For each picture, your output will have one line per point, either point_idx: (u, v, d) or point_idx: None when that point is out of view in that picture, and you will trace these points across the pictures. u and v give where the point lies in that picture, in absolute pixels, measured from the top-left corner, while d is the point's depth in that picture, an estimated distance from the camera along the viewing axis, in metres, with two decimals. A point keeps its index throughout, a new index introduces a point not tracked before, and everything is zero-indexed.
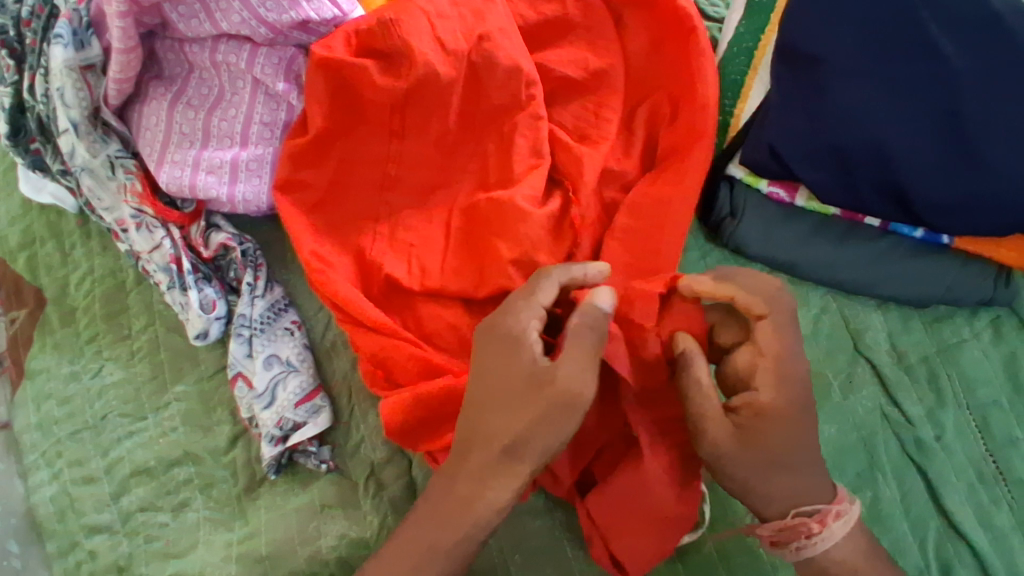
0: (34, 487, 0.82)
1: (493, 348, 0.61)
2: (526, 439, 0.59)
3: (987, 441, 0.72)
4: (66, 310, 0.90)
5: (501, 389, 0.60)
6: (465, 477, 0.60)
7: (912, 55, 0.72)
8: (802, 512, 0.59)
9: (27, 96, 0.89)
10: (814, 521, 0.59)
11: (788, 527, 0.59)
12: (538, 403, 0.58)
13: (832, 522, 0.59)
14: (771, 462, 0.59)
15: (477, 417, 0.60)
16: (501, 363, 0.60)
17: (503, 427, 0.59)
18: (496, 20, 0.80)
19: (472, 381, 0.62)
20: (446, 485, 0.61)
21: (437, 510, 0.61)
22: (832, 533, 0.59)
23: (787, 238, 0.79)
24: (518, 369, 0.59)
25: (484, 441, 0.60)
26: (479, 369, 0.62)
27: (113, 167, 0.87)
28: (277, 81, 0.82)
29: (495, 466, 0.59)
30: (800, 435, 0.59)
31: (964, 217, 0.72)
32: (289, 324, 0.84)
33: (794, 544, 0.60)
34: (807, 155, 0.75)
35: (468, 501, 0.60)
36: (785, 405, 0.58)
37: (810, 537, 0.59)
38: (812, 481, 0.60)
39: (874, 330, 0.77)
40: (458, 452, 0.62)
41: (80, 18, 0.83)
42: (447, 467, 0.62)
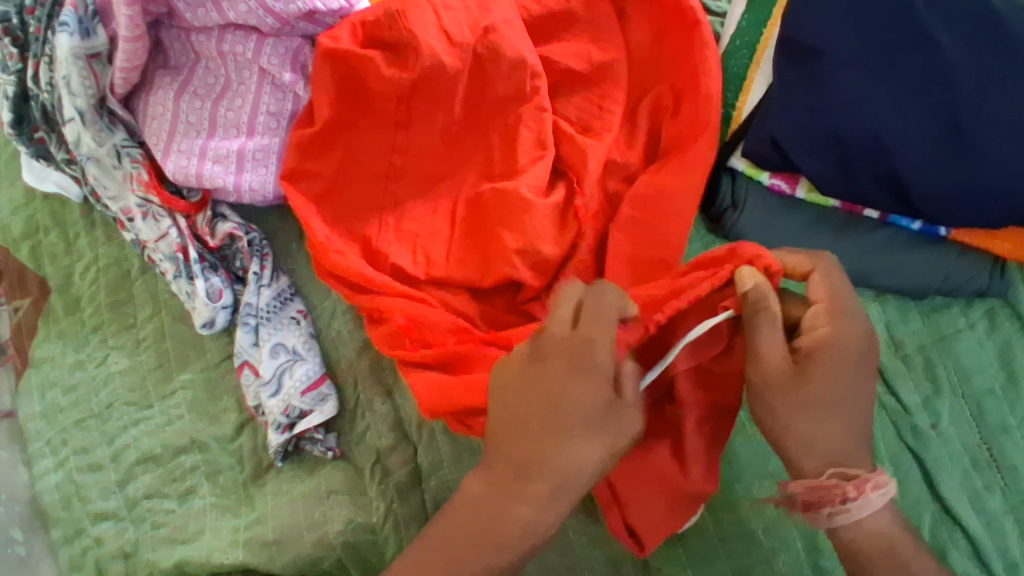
0: (40, 474, 0.84)
1: (573, 372, 0.58)
2: (592, 473, 0.59)
3: (981, 428, 0.73)
4: (71, 299, 0.92)
5: (580, 416, 0.58)
6: (528, 503, 0.58)
7: (912, 48, 0.73)
8: (838, 474, 0.57)
9: (31, 84, 0.90)
10: (850, 485, 0.56)
11: (821, 488, 0.56)
12: (609, 435, 0.58)
13: (870, 492, 0.55)
14: (819, 403, 0.58)
15: (552, 446, 0.58)
16: (577, 393, 0.58)
17: (576, 460, 0.58)
18: (501, 13, 0.81)
19: (539, 402, 0.59)
20: (502, 508, 0.58)
21: (486, 533, 0.58)
22: (869, 501, 0.55)
23: (786, 229, 0.80)
24: (598, 398, 0.58)
25: (555, 471, 0.58)
26: (554, 393, 0.58)
27: (119, 156, 0.87)
28: (284, 72, 0.83)
29: (561, 497, 0.58)
30: (849, 381, 0.58)
31: (959, 208, 0.74)
32: (295, 313, 0.85)
33: (824, 509, 0.56)
34: (807, 146, 0.76)
35: (528, 527, 0.58)
36: (840, 345, 0.58)
37: (846, 503, 0.56)
38: (852, 444, 0.58)
39: (873, 320, 0.78)
40: (516, 477, 0.59)
41: (85, 7, 0.83)
42: (502, 488, 0.59)
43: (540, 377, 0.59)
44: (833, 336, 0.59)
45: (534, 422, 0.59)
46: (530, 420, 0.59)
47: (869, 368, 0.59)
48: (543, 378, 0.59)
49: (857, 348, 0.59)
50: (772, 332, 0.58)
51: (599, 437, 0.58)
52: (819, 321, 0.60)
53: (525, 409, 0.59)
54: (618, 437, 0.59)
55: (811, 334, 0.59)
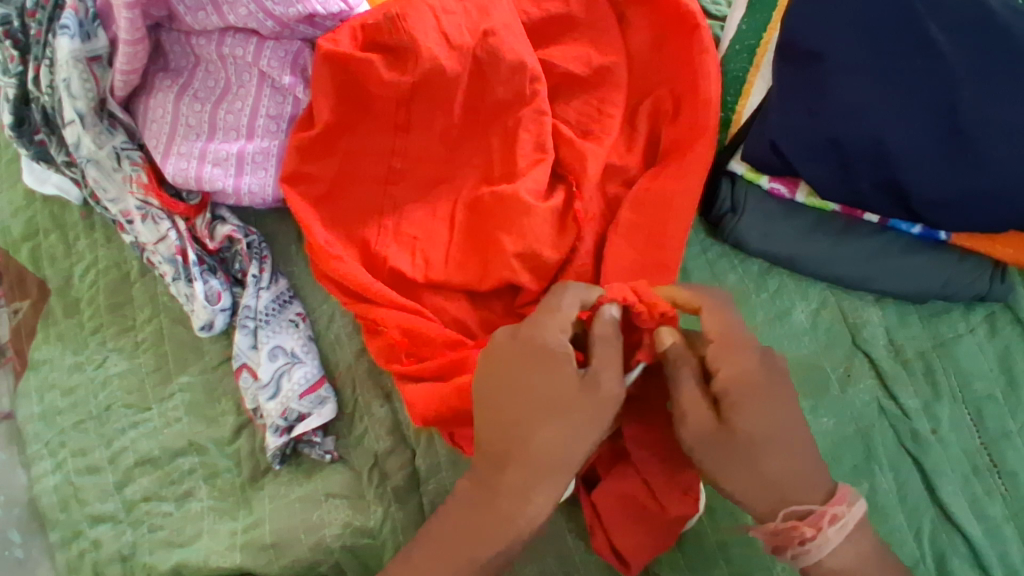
0: (38, 477, 0.84)
1: (527, 359, 0.61)
2: (570, 452, 0.60)
3: (981, 434, 0.73)
4: (70, 301, 0.92)
5: (540, 399, 0.60)
6: (508, 491, 0.59)
7: (914, 52, 0.73)
8: (793, 515, 0.58)
9: (31, 87, 0.90)
10: (807, 525, 0.57)
11: (779, 533, 0.58)
12: (580, 412, 0.60)
13: (828, 527, 0.57)
14: (748, 449, 0.59)
15: (518, 431, 0.60)
16: (535, 377, 0.60)
17: (547, 441, 0.59)
18: (500, 17, 0.81)
19: (507, 392, 0.61)
20: (486, 500, 0.60)
21: (475, 528, 0.60)
22: (827, 538, 0.57)
23: (786, 234, 0.80)
24: (559, 379, 0.60)
25: (529, 455, 0.59)
26: (513, 381, 0.61)
27: (119, 159, 0.87)
28: (284, 75, 0.83)
29: (540, 479, 0.59)
30: (769, 410, 0.60)
31: (959, 213, 0.74)
32: (294, 315, 0.85)
33: (789, 551, 0.58)
34: (807, 151, 0.76)
35: (514, 516, 0.59)
36: (746, 379, 0.60)
37: (804, 543, 0.57)
38: (805, 477, 0.59)
39: (873, 324, 0.78)
40: (496, 469, 0.60)
41: (86, 10, 0.83)
42: (482, 482, 0.60)
43: (498, 370, 0.61)
44: (736, 372, 0.60)
45: (500, 412, 0.61)
46: (495, 411, 0.61)
47: (783, 396, 0.61)
48: (499, 369, 0.62)
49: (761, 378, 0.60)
50: (688, 384, 0.60)
51: (567, 416, 0.60)
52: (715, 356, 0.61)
53: (494, 402, 0.61)
54: (589, 413, 0.60)
55: (719, 375, 0.60)
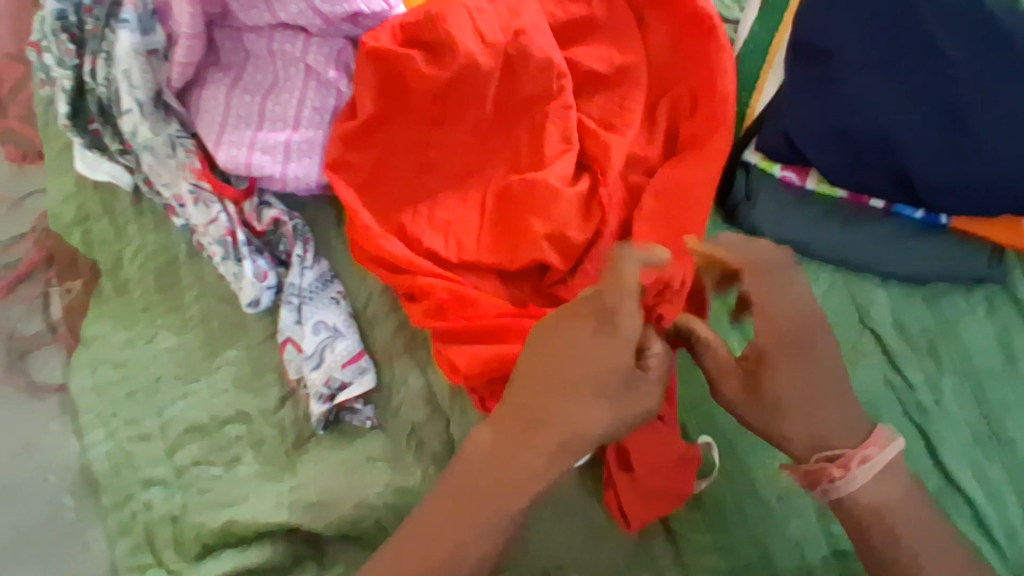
0: (91, 444, 0.89)
1: (596, 332, 0.63)
2: (599, 436, 0.63)
3: (982, 405, 0.78)
4: (120, 281, 0.97)
5: (595, 376, 0.62)
6: (536, 455, 0.63)
7: (914, 46, 0.79)
8: (824, 458, 0.64)
9: (88, 79, 0.98)
10: (836, 466, 0.63)
11: (810, 472, 0.64)
12: (621, 401, 0.63)
13: (855, 467, 0.62)
14: (791, 406, 0.64)
15: (563, 400, 0.63)
16: (596, 352, 0.63)
17: (585, 418, 0.63)
18: (529, 17, 0.87)
19: (563, 361, 0.63)
20: (512, 454, 0.63)
21: (493, 478, 0.63)
22: (854, 477, 0.62)
23: (799, 221, 0.85)
24: (618, 360, 0.63)
25: (565, 426, 0.62)
26: (572, 351, 0.63)
27: (174, 146, 0.93)
28: (329, 69, 0.89)
29: (567, 453, 0.63)
30: (813, 373, 0.64)
31: (959, 198, 0.79)
32: (335, 293, 0.91)
33: (818, 488, 0.64)
34: (815, 141, 0.82)
35: (531, 477, 0.63)
36: (787, 340, 0.64)
37: (833, 482, 0.63)
38: (837, 429, 0.64)
39: (879, 305, 0.83)
40: (530, 428, 0.63)
41: (145, 7, 0.89)
42: (513, 438, 0.63)
43: (560, 335, 0.64)
44: (774, 336, 0.64)
45: (553, 377, 0.63)
46: (548, 375, 0.64)
47: (829, 352, 0.65)
48: (562, 336, 0.64)
49: (801, 338, 0.64)
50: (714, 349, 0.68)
51: (608, 401, 0.63)
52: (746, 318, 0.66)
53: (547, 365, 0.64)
54: (629, 405, 0.63)
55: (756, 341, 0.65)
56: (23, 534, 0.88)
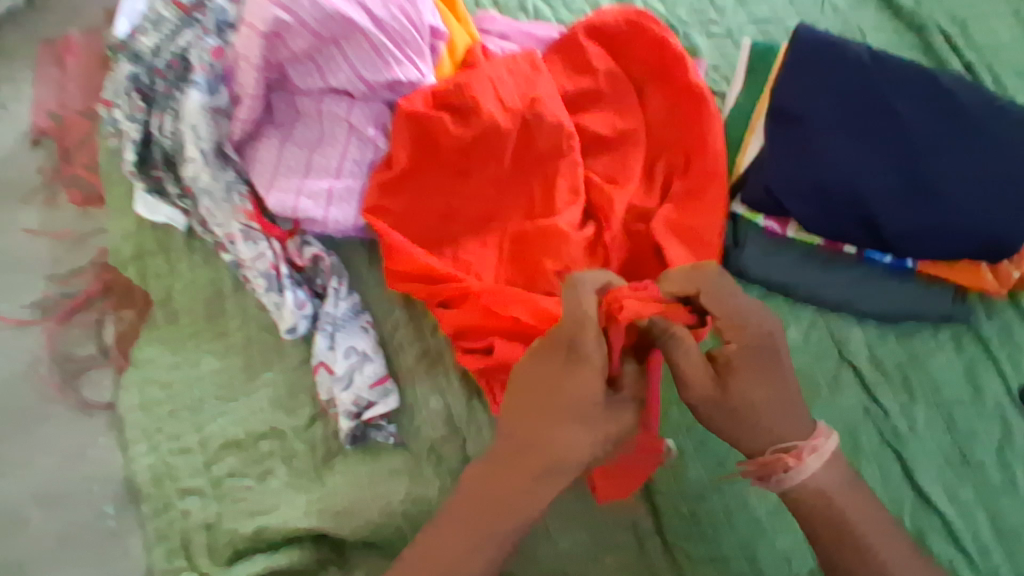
0: (135, 457, 0.97)
1: (564, 364, 0.72)
2: (581, 456, 0.72)
3: (953, 432, 0.86)
4: (170, 310, 1.08)
5: (569, 405, 0.72)
6: (524, 478, 0.73)
7: (877, 115, 0.92)
8: (780, 450, 0.75)
9: (156, 133, 1.11)
10: (790, 457, 0.74)
11: (767, 464, 0.75)
12: (596, 423, 0.72)
13: (807, 456, 0.74)
14: (750, 407, 0.73)
15: (543, 428, 0.73)
16: (567, 383, 0.72)
17: (564, 443, 0.72)
18: (544, 87, 1.01)
19: (540, 393, 0.73)
20: (505, 481, 0.74)
21: (491, 503, 0.74)
22: (806, 465, 0.74)
23: (781, 263, 0.95)
24: (587, 389, 0.72)
25: (547, 451, 0.72)
26: (546, 384, 0.73)
27: (230, 192, 1.05)
28: (369, 128, 1.03)
29: (552, 474, 0.73)
30: (768, 377, 0.74)
31: (923, 244, 0.90)
32: (365, 322, 1.00)
33: (775, 477, 0.75)
34: (796, 193, 0.93)
35: (524, 500, 0.73)
36: (749, 348, 0.73)
37: (787, 470, 0.74)
38: (794, 422, 0.75)
39: (856, 341, 0.92)
40: (517, 456, 0.73)
41: (213, 72, 1.04)
42: (504, 467, 0.74)
43: (536, 373, 0.74)
44: (741, 344, 0.73)
45: (532, 409, 0.73)
46: (528, 406, 0.74)
47: (780, 360, 0.75)
48: (537, 370, 0.74)
49: (761, 347, 0.74)
50: (685, 351, 0.73)
51: (585, 425, 0.72)
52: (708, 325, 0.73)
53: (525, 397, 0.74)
54: (603, 426, 0.73)
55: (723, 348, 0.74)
56: (72, 534, 0.99)
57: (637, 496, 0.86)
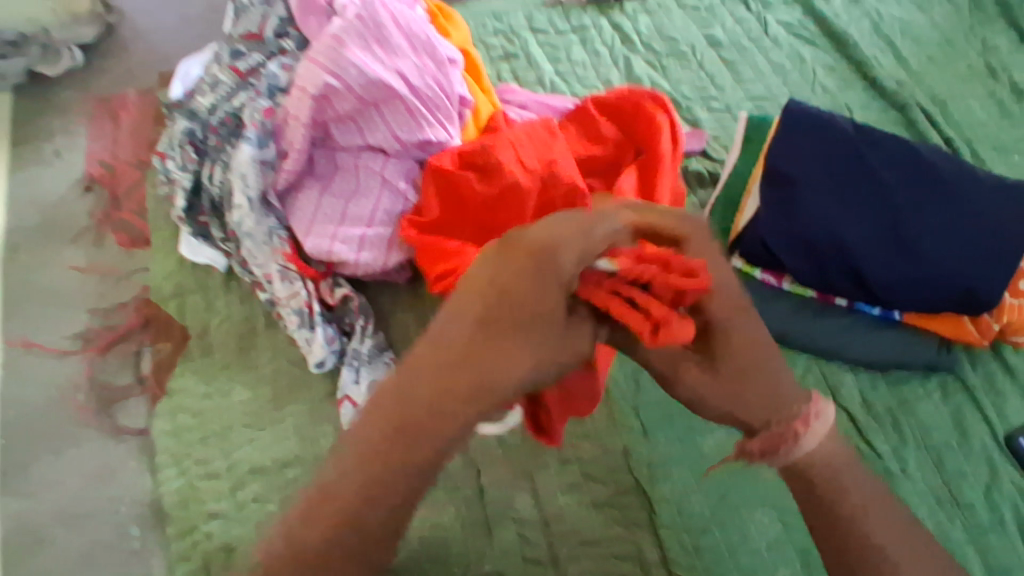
0: (163, 481, 1.02)
1: (529, 262, 0.60)
2: (509, 378, 0.59)
3: (942, 474, 0.91)
4: (205, 343, 1.15)
5: (521, 311, 0.58)
6: (430, 412, 0.57)
7: (861, 180, 1.02)
8: (789, 418, 0.68)
9: (206, 182, 1.22)
10: (800, 424, 0.68)
11: (775, 434, 0.68)
12: (544, 343, 0.60)
13: (813, 421, 0.69)
14: (737, 373, 0.67)
15: (478, 338, 0.58)
16: (527, 288, 0.59)
17: (501, 360, 0.58)
18: (560, 152, 1.12)
19: (484, 291, 0.59)
20: (411, 407, 0.57)
21: (388, 423, 0.57)
22: (810, 434, 0.69)
23: (778, 313, 1.02)
24: (546, 293, 0.60)
25: (475, 364, 0.58)
26: (497, 279, 0.59)
27: (271, 236, 1.15)
28: (401, 182, 1.14)
29: (468, 403, 0.58)
30: (753, 343, 0.68)
31: (908, 297, 0.98)
32: (388, 359, 1.08)
33: (781, 450, 0.68)
34: (789, 249, 1.02)
35: (433, 438, 0.57)
36: (731, 309, 0.67)
37: (795, 439, 0.68)
38: (785, 393, 0.69)
39: (848, 387, 0.98)
40: (429, 366, 0.58)
41: (264, 128, 1.15)
42: (407, 384, 0.57)
43: (490, 263, 0.60)
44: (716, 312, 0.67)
45: (468, 311, 0.59)
46: (464, 308, 0.59)
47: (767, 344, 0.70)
48: (491, 260, 0.60)
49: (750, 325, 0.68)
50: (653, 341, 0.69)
51: (527, 340, 0.59)
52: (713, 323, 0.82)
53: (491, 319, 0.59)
54: (547, 347, 0.61)
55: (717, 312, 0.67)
56: (94, 554, 1.03)
57: (642, 528, 0.89)
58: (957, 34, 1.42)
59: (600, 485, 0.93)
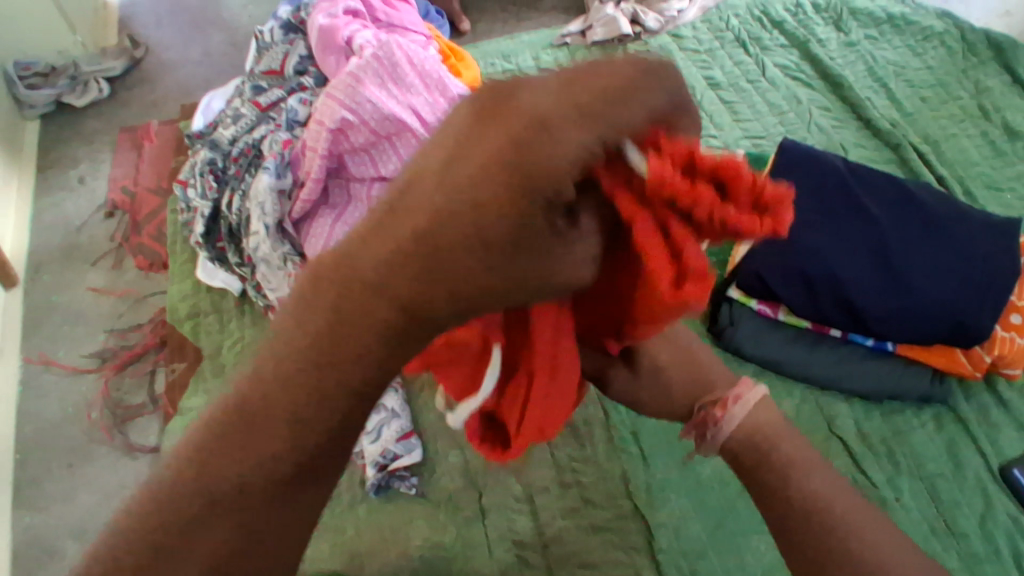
0: None
1: (515, 139, 0.42)
2: (473, 301, 0.46)
3: (936, 504, 0.93)
4: (218, 364, 1.19)
5: (497, 211, 0.43)
6: (370, 328, 0.46)
7: (853, 215, 1.05)
8: (704, 407, 0.76)
9: (224, 209, 1.26)
10: (716, 409, 0.74)
11: (699, 423, 0.75)
12: (515, 260, 0.44)
13: (734, 405, 0.72)
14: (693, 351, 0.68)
15: (437, 242, 0.44)
16: (513, 178, 0.42)
17: (466, 276, 0.45)
18: None
19: (452, 182, 0.44)
20: (346, 327, 0.47)
21: (320, 346, 0.47)
22: (732, 414, 0.72)
23: (774, 342, 1.06)
24: (534, 187, 0.42)
25: (434, 278, 0.44)
26: (478, 162, 0.43)
27: (285, 261, 1.19)
28: None
29: (408, 329, 0.47)
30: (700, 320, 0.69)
31: (901, 328, 1.00)
32: (395, 382, 1.09)
33: (710, 435, 0.73)
34: (784, 280, 1.04)
35: (351, 360, 0.47)
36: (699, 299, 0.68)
37: (716, 422, 0.73)
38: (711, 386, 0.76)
39: (843, 416, 1.01)
40: (377, 274, 0.45)
41: (283, 159, 1.22)
42: (350, 290, 0.46)
43: (478, 132, 0.43)
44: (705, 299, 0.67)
45: (435, 202, 0.44)
46: (427, 196, 0.44)
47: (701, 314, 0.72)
48: (475, 134, 0.43)
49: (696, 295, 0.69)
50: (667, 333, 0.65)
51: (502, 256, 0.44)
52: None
53: (449, 226, 0.43)
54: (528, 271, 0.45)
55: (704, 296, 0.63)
56: None
57: (641, 553, 0.91)
58: (950, 75, 1.46)
59: (599, 509, 0.94)
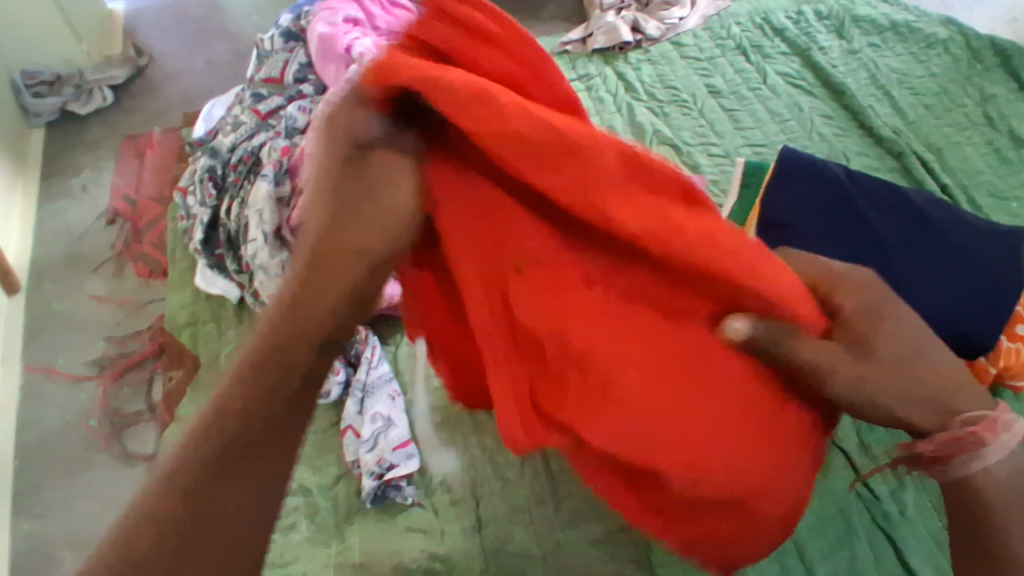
0: None
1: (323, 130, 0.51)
2: (355, 246, 0.50)
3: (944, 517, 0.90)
4: (215, 373, 1.18)
5: (324, 181, 0.50)
6: (296, 294, 0.51)
7: (852, 222, 1.04)
8: (967, 421, 0.58)
9: (223, 216, 1.27)
10: (983, 429, 0.58)
11: (956, 441, 0.58)
12: (354, 192, 0.50)
13: (1001, 432, 0.58)
14: (900, 362, 0.58)
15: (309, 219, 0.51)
16: (322, 154, 0.51)
17: (334, 230, 0.50)
18: None
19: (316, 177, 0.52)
20: (291, 307, 0.52)
21: (276, 326, 0.52)
22: (1001, 444, 0.58)
23: None
24: (338, 150, 0.50)
25: (313, 241, 0.51)
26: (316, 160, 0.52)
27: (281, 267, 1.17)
28: None
29: (315, 283, 0.51)
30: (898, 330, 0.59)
31: None
32: (393, 392, 1.09)
33: (961, 459, 0.59)
34: None
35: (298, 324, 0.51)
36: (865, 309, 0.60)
37: (982, 450, 0.58)
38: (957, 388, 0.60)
39: (845, 427, 0.99)
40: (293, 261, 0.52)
41: (281, 166, 1.22)
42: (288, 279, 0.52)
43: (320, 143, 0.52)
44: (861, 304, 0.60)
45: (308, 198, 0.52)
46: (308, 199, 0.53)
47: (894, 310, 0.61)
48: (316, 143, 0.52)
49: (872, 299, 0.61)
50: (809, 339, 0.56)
51: (346, 202, 0.50)
52: (851, 360, 0.57)
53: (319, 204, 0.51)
54: (374, 203, 0.50)
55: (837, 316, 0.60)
56: None
57: (640, 565, 0.89)
58: (954, 82, 1.45)
59: (597, 521, 0.93)
